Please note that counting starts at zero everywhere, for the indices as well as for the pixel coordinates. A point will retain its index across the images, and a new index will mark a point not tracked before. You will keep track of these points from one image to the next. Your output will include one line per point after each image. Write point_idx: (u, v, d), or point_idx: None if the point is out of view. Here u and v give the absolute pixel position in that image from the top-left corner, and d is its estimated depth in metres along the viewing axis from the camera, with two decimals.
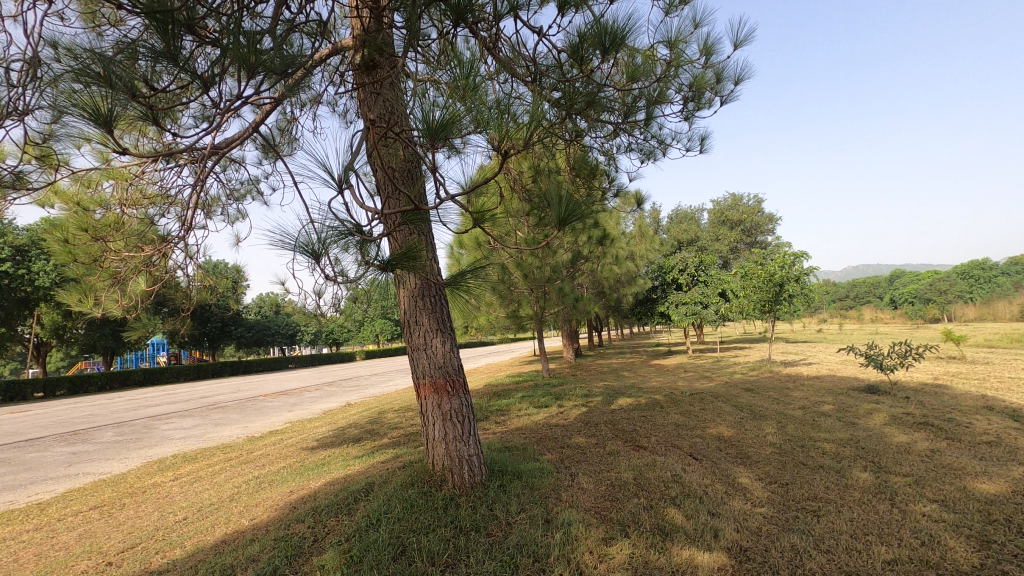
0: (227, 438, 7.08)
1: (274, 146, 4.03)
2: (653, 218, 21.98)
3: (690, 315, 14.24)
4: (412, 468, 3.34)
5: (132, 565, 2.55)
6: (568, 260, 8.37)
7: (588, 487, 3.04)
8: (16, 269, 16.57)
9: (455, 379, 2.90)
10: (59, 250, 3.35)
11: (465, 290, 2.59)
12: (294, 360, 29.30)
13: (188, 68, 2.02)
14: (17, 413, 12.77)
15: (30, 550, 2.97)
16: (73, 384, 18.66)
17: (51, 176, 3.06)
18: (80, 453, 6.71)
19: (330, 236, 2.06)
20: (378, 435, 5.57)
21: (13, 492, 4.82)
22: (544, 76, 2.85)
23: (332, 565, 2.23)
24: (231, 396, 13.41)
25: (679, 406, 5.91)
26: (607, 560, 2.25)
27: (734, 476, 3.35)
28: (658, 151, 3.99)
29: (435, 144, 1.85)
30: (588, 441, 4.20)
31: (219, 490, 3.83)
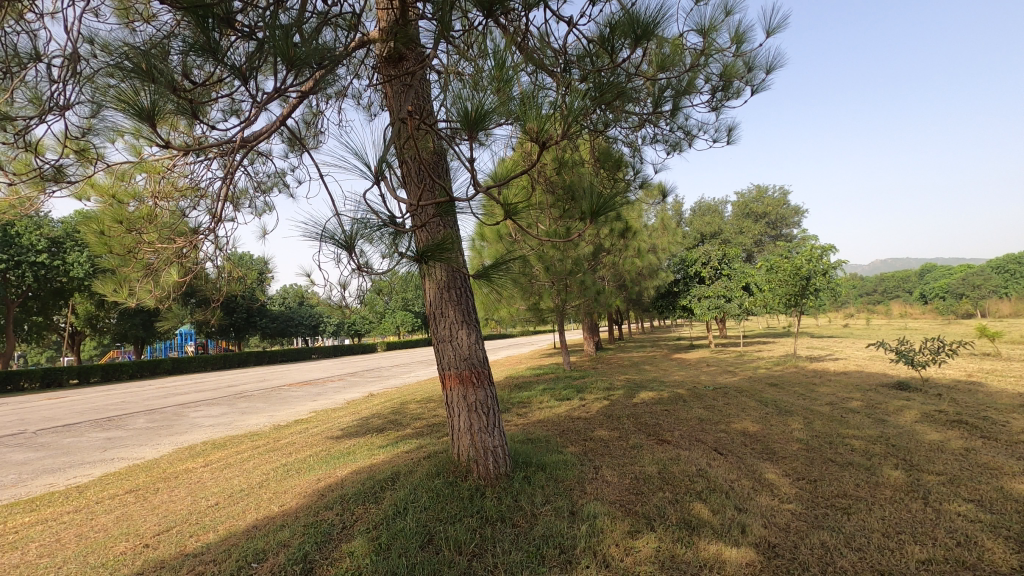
0: (255, 426, 7.26)
1: (300, 139, 4.09)
2: (675, 211, 21.79)
3: (714, 309, 14.05)
4: (437, 458, 3.37)
5: (168, 547, 2.63)
6: (590, 252, 8.34)
7: (612, 480, 3.04)
8: (52, 260, 17.14)
9: (480, 370, 2.92)
10: (95, 242, 3.44)
11: (492, 282, 2.60)
12: (317, 351, 29.70)
13: (228, 61, 2.05)
14: (54, 398, 13.26)
15: (71, 531, 3.09)
16: (106, 371, 19.27)
17: (88, 169, 3.16)
18: (114, 438, 6.95)
19: (363, 228, 2.09)
20: (401, 426, 5.65)
21: (53, 475, 5.03)
22: (572, 66, 2.80)
23: (361, 552, 2.27)
24: (256, 386, 13.70)
25: (702, 401, 5.85)
26: (633, 552, 2.25)
27: (761, 471, 3.32)
28: (684, 143, 3.94)
29: (470, 136, 1.86)
30: (611, 434, 4.19)
31: (248, 477, 3.92)
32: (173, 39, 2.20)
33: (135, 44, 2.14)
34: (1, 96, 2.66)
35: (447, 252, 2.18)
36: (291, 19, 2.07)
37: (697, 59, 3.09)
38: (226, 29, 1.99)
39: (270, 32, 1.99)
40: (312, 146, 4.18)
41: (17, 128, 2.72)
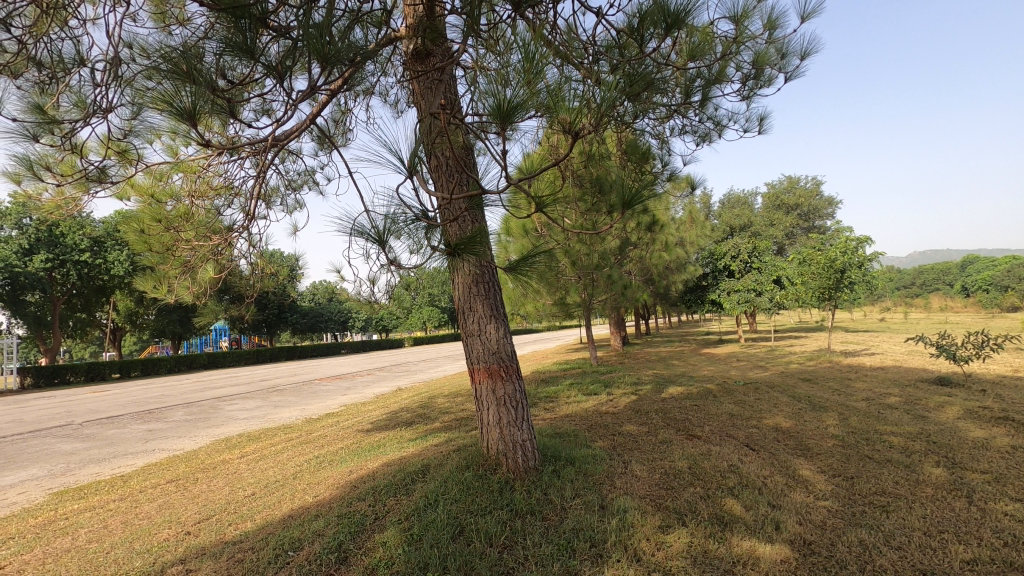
0: (287, 419, 7.44)
1: (329, 137, 4.16)
2: (704, 203, 21.48)
3: (744, 303, 13.79)
4: (466, 451, 3.40)
5: (208, 535, 2.72)
6: (617, 247, 8.28)
7: (642, 474, 3.02)
8: (95, 258, 17.85)
9: (508, 364, 2.93)
10: (136, 240, 3.56)
11: (522, 277, 2.60)
12: (346, 346, 30.20)
13: (263, 59, 2.09)
14: (97, 392, 13.82)
15: (117, 519, 3.21)
16: (146, 366, 19.97)
17: (129, 170, 3.28)
18: (155, 430, 7.21)
19: (398, 222, 2.13)
20: (430, 419, 5.71)
21: (99, 464, 5.24)
22: (601, 57, 2.78)
23: (394, 543, 2.31)
24: (288, 380, 14.01)
25: (733, 396, 5.76)
26: (664, 547, 2.24)
27: (795, 468, 3.25)
28: (714, 134, 3.88)
29: (503, 129, 1.86)
30: (640, 429, 4.16)
31: (283, 468, 4.02)
32: (210, 41, 2.26)
33: (175, 47, 2.21)
34: (48, 101, 2.78)
35: (479, 246, 2.19)
36: (325, 16, 2.10)
37: (728, 48, 3.04)
38: (263, 29, 2.04)
39: (304, 30, 2.03)
40: (341, 144, 4.25)
41: (64, 131, 2.84)
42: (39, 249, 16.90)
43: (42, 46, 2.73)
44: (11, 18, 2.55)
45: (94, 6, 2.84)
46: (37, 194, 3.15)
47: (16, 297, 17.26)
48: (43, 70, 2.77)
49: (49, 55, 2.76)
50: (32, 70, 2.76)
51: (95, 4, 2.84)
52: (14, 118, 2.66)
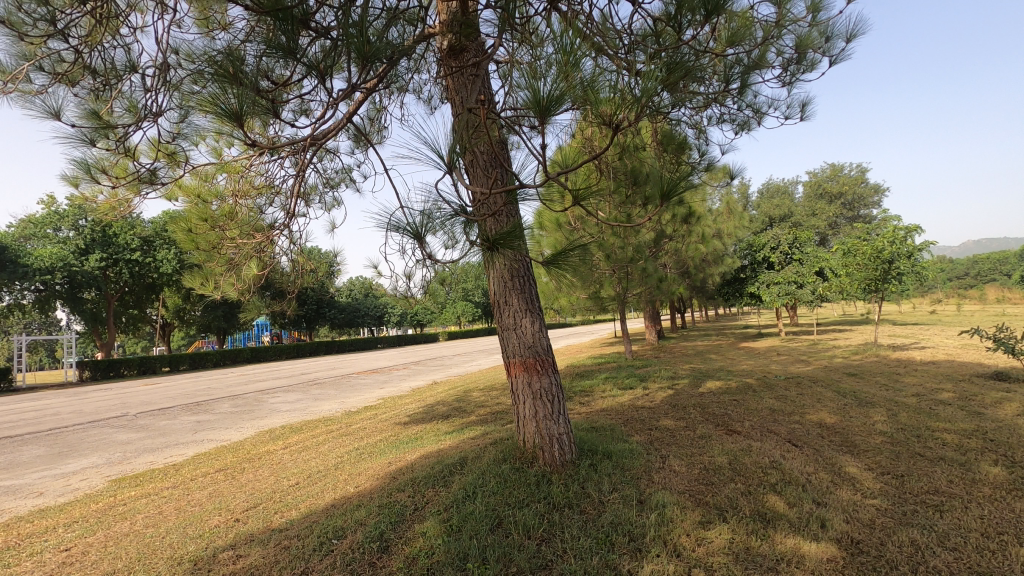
0: (327, 411, 7.64)
1: (365, 135, 4.24)
2: (741, 194, 21.00)
3: (784, 296, 13.39)
4: (503, 445, 3.42)
5: (256, 522, 2.82)
6: (651, 239, 8.18)
7: (680, 470, 2.98)
8: (145, 256, 18.68)
9: (544, 358, 2.93)
10: (183, 239, 3.72)
11: (560, 270, 2.60)
12: (382, 340, 30.72)
13: (304, 59, 2.14)
14: (150, 384, 14.52)
15: (171, 505, 3.37)
16: (193, 360, 20.79)
17: (176, 172, 3.42)
18: (204, 421, 7.53)
19: (438, 218, 2.17)
20: (466, 413, 5.77)
21: (153, 453, 5.50)
22: (637, 46, 2.75)
23: (433, 533, 2.35)
24: (327, 373, 14.39)
25: (774, 391, 5.63)
26: (704, 543, 2.21)
27: (840, 465, 3.15)
28: (753, 121, 3.78)
29: (543, 122, 1.84)
30: (677, 424, 4.10)
31: (324, 459, 4.12)
32: (255, 45, 2.33)
33: (222, 51, 2.29)
34: (103, 107, 2.92)
35: (517, 240, 2.19)
36: (364, 15, 2.13)
37: (769, 32, 2.96)
38: (304, 31, 2.09)
39: (345, 30, 2.06)
40: (377, 142, 4.31)
41: (118, 135, 2.98)
42: (94, 249, 17.88)
43: (95, 55, 2.86)
44: (68, 29, 2.69)
45: (142, 14, 2.96)
46: (94, 196, 3.31)
47: (74, 294, 18.23)
48: (98, 77, 2.91)
49: (102, 63, 2.90)
50: (88, 78, 2.90)
51: (142, 13, 2.97)
52: (72, 124, 2.81)
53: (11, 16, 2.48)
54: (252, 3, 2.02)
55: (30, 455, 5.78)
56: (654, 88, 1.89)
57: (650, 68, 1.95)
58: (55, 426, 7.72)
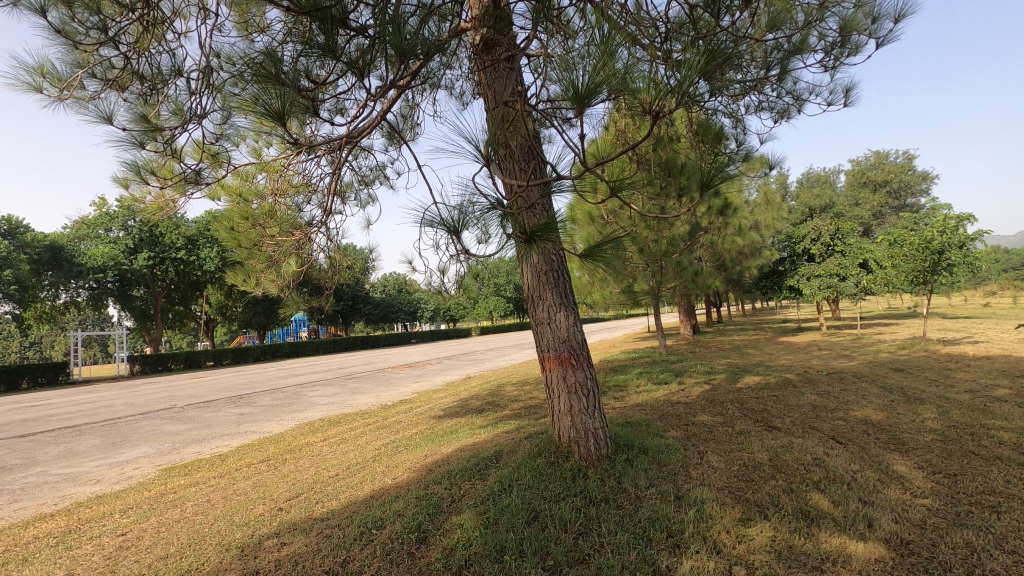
0: (364, 405, 7.81)
1: (398, 132, 4.29)
2: (780, 184, 20.42)
3: (825, 289, 12.96)
4: (538, 439, 3.42)
5: (298, 512, 2.90)
6: (686, 232, 8.04)
7: (719, 466, 2.93)
8: (189, 255, 19.41)
9: (579, 353, 2.92)
10: (227, 237, 3.88)
11: (600, 263, 2.57)
12: (416, 335, 31.13)
13: (344, 58, 2.18)
14: (196, 378, 15.13)
15: (218, 494, 3.50)
16: (236, 354, 21.49)
17: (219, 172, 3.54)
18: (246, 413, 7.80)
19: (474, 212, 2.19)
20: (499, 407, 5.81)
21: (200, 444, 5.73)
22: (672, 34, 2.68)
23: (470, 525, 2.38)
24: (363, 368, 14.69)
25: (815, 386, 5.46)
26: (746, 540, 2.17)
27: (888, 463, 3.04)
28: (794, 109, 3.66)
29: (582, 113, 1.81)
30: (714, 419, 4.03)
31: (362, 451, 4.22)
32: (295, 45, 2.38)
33: (265, 52, 2.34)
34: (151, 110, 3.03)
35: (555, 232, 2.18)
36: (401, 11, 2.14)
37: (811, 15, 2.84)
38: (343, 29, 2.12)
39: (382, 27, 2.08)
40: (410, 139, 4.36)
41: (165, 137, 3.09)
42: (143, 248, 18.70)
43: (143, 60, 2.98)
44: (118, 37, 2.81)
45: (185, 20, 3.06)
46: (143, 197, 3.44)
47: (125, 292, 19.11)
48: (145, 82, 3.03)
49: (149, 69, 3.02)
50: (136, 84, 3.02)
51: (186, 18, 3.06)
52: (123, 128, 2.93)
53: (66, 26, 2.60)
54: (292, 5, 2.08)
55: (87, 445, 6.09)
56: (697, 73, 1.84)
57: (692, 54, 1.91)
58: (109, 417, 8.12)
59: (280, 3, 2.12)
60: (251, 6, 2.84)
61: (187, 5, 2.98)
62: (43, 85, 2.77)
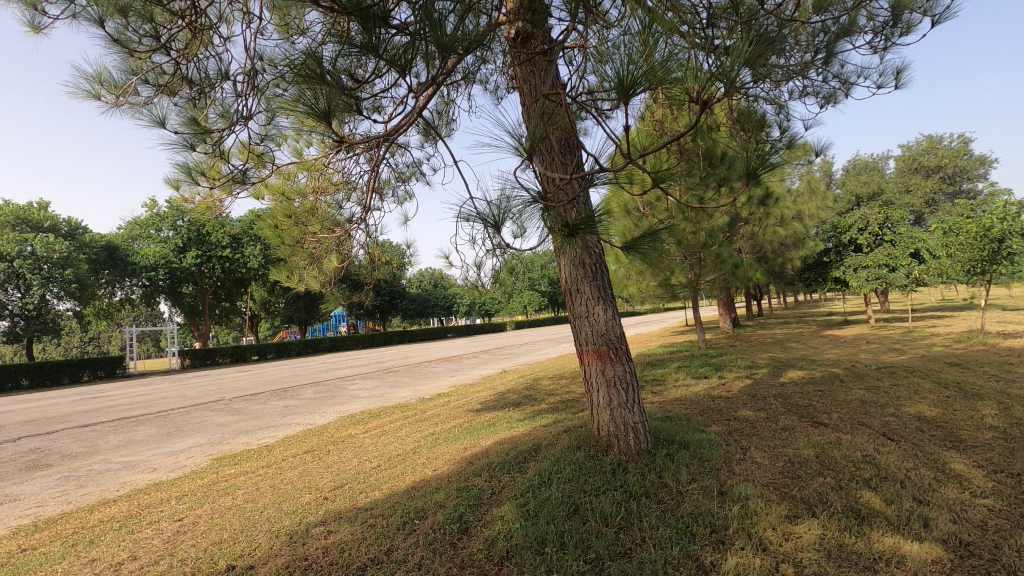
0: (402, 398, 7.96)
1: (434, 128, 4.33)
2: (824, 172, 19.72)
3: (874, 280, 12.37)
4: (577, 432, 3.41)
5: (343, 501, 2.99)
6: (726, 223, 7.87)
7: (763, 461, 2.87)
8: (234, 253, 20.09)
9: (617, 346, 2.90)
10: (271, 235, 4.00)
11: (642, 255, 2.54)
12: (452, 329, 31.48)
13: (386, 55, 2.20)
14: (243, 371, 15.72)
15: (267, 483, 3.63)
16: (279, 349, 22.20)
17: (262, 172, 3.65)
18: (291, 406, 8.06)
19: (515, 205, 2.19)
20: (536, 401, 5.83)
21: (248, 435, 5.96)
22: (715, 19, 2.61)
23: (511, 517, 2.40)
24: (401, 362, 14.96)
25: (864, 381, 5.26)
26: (793, 538, 2.12)
27: (944, 461, 2.91)
28: (841, 93, 3.53)
29: (626, 102, 1.78)
30: (757, 414, 3.94)
31: (403, 443, 4.30)
32: (337, 45, 2.42)
33: (309, 52, 2.38)
34: (201, 114, 3.15)
35: (596, 225, 2.16)
36: (440, 7, 2.14)
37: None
38: (384, 26, 2.14)
39: (424, 23, 2.08)
40: (445, 135, 4.40)
41: (214, 139, 3.21)
42: (191, 247, 19.51)
43: (192, 65, 3.08)
44: (170, 43, 2.92)
45: (231, 24, 3.15)
46: (193, 196, 3.57)
47: (175, 289, 19.98)
48: (194, 86, 3.13)
49: (198, 73, 3.11)
50: (186, 88, 3.13)
51: (231, 23, 3.15)
52: (175, 131, 3.05)
53: (122, 35, 2.71)
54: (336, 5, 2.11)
55: (144, 434, 6.41)
56: (746, 60, 1.77)
57: (740, 40, 1.83)
58: (163, 408, 8.53)
59: (323, 4, 2.16)
60: (292, 8, 2.91)
61: (232, 10, 3.06)
62: (101, 92, 2.91)
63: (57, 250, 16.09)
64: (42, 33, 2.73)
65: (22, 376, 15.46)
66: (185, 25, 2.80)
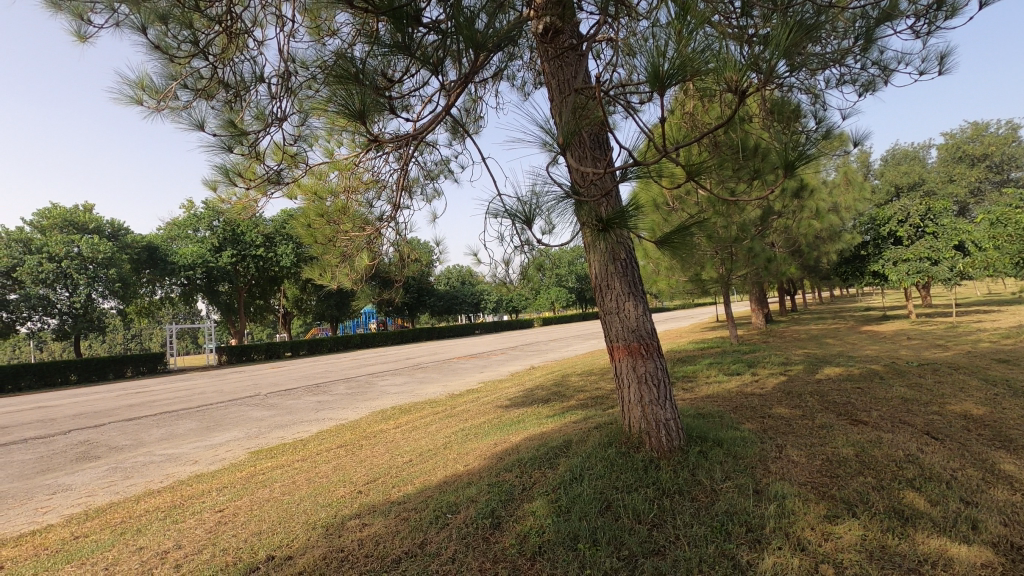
0: (432, 394, 8.05)
1: (462, 126, 4.35)
2: (862, 162, 19.11)
3: (914, 274, 12.12)
4: (608, 429, 3.39)
5: (377, 495, 3.04)
6: (758, 217, 7.71)
7: (799, 460, 2.80)
8: (267, 251, 20.56)
9: (649, 342, 2.87)
10: (304, 234, 4.08)
11: (674, 249, 2.51)
12: (480, 326, 31.62)
13: (419, 55, 2.22)
14: (277, 367, 16.13)
15: (302, 476, 3.72)
16: (311, 345, 22.67)
17: (295, 172, 3.73)
18: (324, 401, 8.24)
19: (547, 201, 2.20)
20: (565, 397, 5.83)
21: (284, 429, 6.11)
22: (750, 6, 2.55)
23: (543, 513, 2.40)
24: (430, 358, 15.11)
25: (906, 379, 5.08)
26: (833, 538, 2.07)
27: (993, 462, 2.79)
28: (880, 80, 3.41)
29: (663, 93, 1.75)
30: (793, 412, 3.85)
31: (433, 439, 4.35)
32: (368, 45, 2.45)
33: (341, 53, 2.42)
34: (238, 116, 3.24)
35: (629, 219, 2.14)
36: (472, 4, 2.15)
37: None
38: (417, 25, 2.15)
39: (455, 21, 2.09)
40: (473, 132, 4.41)
41: (250, 141, 3.30)
42: (226, 246, 20.11)
43: (228, 69, 3.16)
44: (207, 48, 3.00)
45: (264, 28, 3.22)
46: (230, 197, 3.67)
47: (212, 287, 20.60)
48: (230, 90, 3.21)
49: (233, 76, 3.19)
50: (222, 91, 3.21)
51: (264, 26, 3.21)
52: (213, 133, 3.14)
53: (162, 41, 2.80)
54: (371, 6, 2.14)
55: (185, 428, 6.64)
56: (784, 49, 1.71)
57: (778, 28, 1.78)
58: (202, 403, 8.81)
59: (356, 5, 2.19)
60: (323, 10, 2.97)
61: (265, 13, 3.13)
62: (143, 97, 3.02)
63: (101, 250, 16.77)
64: (88, 42, 2.84)
65: (71, 371, 16.18)
66: (222, 29, 2.88)
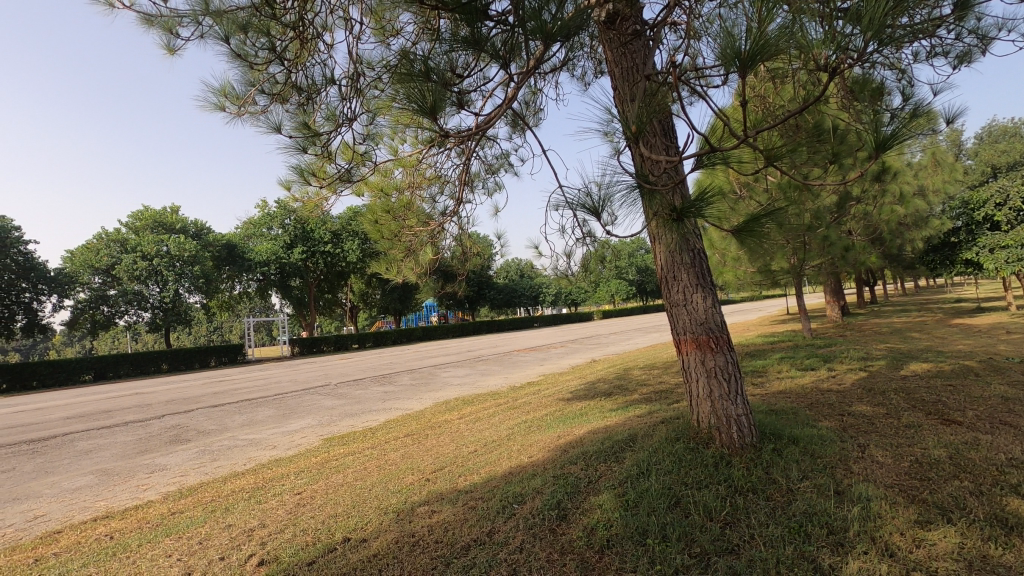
0: (493, 386, 8.16)
1: (522, 119, 4.35)
2: (954, 141, 17.59)
3: (1015, 262, 10.89)
4: (675, 424, 3.32)
5: (444, 483, 3.12)
6: (834, 203, 7.28)
7: (885, 461, 2.64)
8: (335, 247, 21.43)
9: (718, 335, 2.77)
10: (371, 229, 4.21)
11: (748, 237, 2.39)
12: (539, 319, 31.67)
13: (486, 48, 2.24)
14: (346, 359, 16.82)
15: (373, 463, 3.87)
16: (377, 338, 23.49)
17: (362, 170, 3.86)
18: (390, 391, 8.53)
19: (617, 191, 2.17)
20: (627, 390, 5.75)
21: (354, 418, 6.38)
22: None
23: (610, 507, 2.38)
24: (491, 350, 15.32)
25: (1007, 377, 4.64)
26: (926, 545, 1.93)
27: None
28: (978, 50, 3.12)
29: (745, 74, 1.67)
30: (876, 410, 3.62)
31: (496, 430, 4.41)
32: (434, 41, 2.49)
33: (408, 52, 2.47)
34: (309, 118, 3.37)
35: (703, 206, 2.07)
36: None
37: None
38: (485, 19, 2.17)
39: (523, 13, 2.10)
40: (533, 125, 4.40)
41: (323, 141, 3.45)
42: (297, 244, 21.22)
43: (301, 73, 3.29)
44: (283, 53, 3.14)
45: (333, 32, 3.34)
46: (302, 195, 3.84)
47: (285, 282, 21.77)
48: (302, 93, 3.35)
49: (306, 80, 3.32)
50: (295, 95, 3.35)
51: (333, 31, 3.34)
52: (289, 136, 3.31)
53: (243, 49, 2.97)
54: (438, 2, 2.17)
55: (263, 415, 7.05)
56: (877, 24, 1.60)
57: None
58: (278, 392, 9.33)
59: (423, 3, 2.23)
60: (388, 12, 3.05)
61: (334, 18, 3.25)
62: (225, 104, 3.21)
63: (186, 249, 18.08)
64: (177, 54, 3.05)
65: (163, 361, 17.56)
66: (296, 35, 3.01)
